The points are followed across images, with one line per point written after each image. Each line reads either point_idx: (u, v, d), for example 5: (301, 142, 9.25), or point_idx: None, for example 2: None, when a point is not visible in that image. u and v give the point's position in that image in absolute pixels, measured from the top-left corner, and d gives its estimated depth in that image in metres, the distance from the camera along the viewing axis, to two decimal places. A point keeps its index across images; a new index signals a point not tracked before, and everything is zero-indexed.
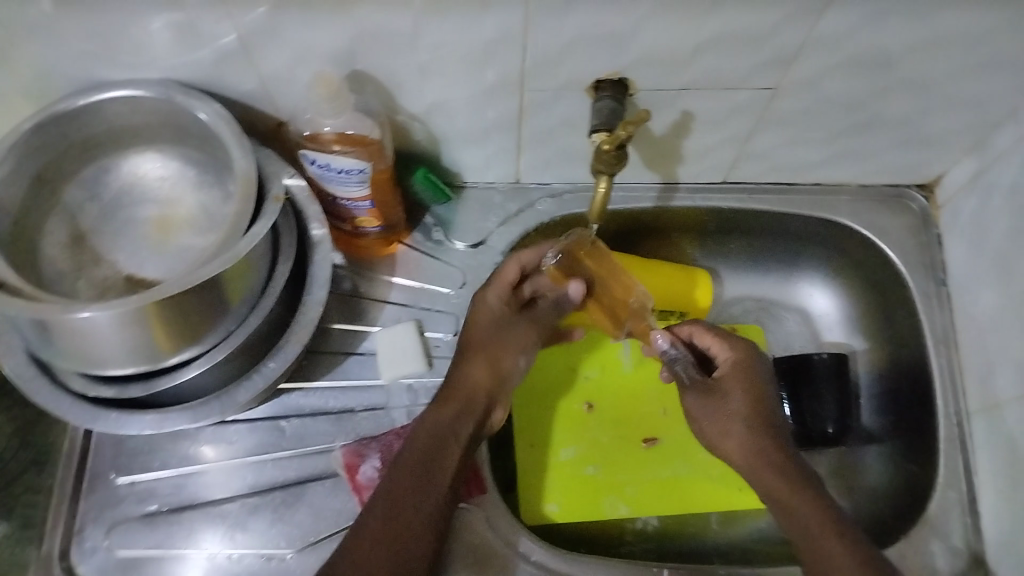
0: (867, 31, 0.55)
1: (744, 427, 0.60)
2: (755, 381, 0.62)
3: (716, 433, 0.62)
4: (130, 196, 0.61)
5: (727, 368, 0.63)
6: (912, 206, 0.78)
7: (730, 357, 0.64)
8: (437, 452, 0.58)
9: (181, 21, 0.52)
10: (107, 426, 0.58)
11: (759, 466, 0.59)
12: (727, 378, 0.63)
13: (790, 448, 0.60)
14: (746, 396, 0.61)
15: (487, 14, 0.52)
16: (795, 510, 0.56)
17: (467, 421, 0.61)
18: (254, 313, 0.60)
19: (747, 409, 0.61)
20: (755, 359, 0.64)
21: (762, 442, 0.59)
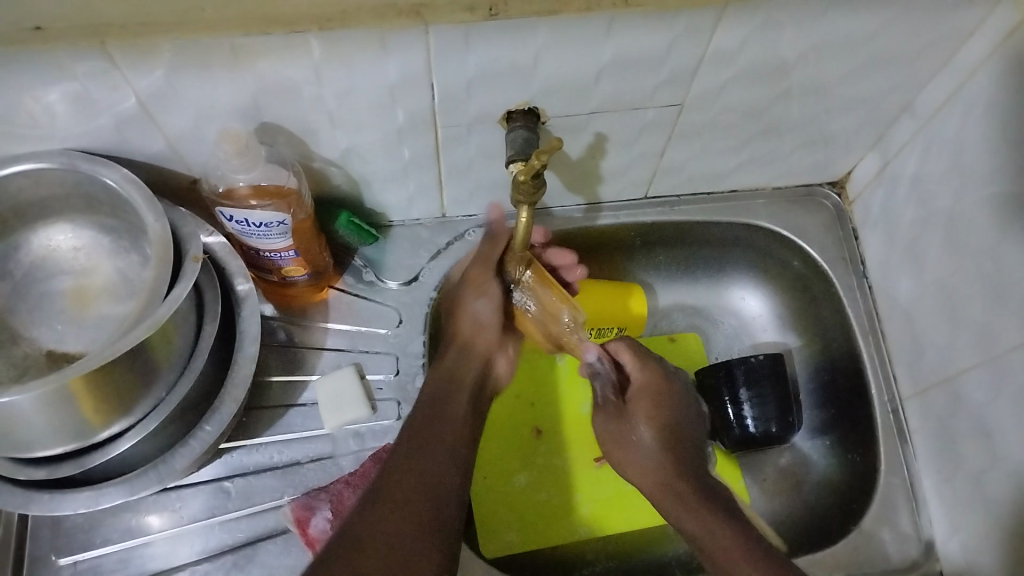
0: (759, 42, 0.57)
1: (652, 453, 0.68)
2: (664, 409, 0.71)
3: (628, 458, 0.69)
4: (44, 268, 0.60)
5: (637, 398, 0.71)
6: (826, 203, 0.80)
7: (642, 385, 0.71)
8: (443, 411, 0.61)
9: (75, 90, 0.51)
10: (40, 509, 0.56)
11: (670, 492, 0.66)
12: (635, 409, 0.70)
13: (694, 468, 0.68)
14: (651, 426, 0.69)
15: (389, 59, 0.52)
16: (705, 525, 0.62)
17: (469, 364, 0.66)
18: (185, 376, 0.58)
19: (653, 438, 0.69)
20: (665, 385, 0.72)
21: (668, 474, 0.66)
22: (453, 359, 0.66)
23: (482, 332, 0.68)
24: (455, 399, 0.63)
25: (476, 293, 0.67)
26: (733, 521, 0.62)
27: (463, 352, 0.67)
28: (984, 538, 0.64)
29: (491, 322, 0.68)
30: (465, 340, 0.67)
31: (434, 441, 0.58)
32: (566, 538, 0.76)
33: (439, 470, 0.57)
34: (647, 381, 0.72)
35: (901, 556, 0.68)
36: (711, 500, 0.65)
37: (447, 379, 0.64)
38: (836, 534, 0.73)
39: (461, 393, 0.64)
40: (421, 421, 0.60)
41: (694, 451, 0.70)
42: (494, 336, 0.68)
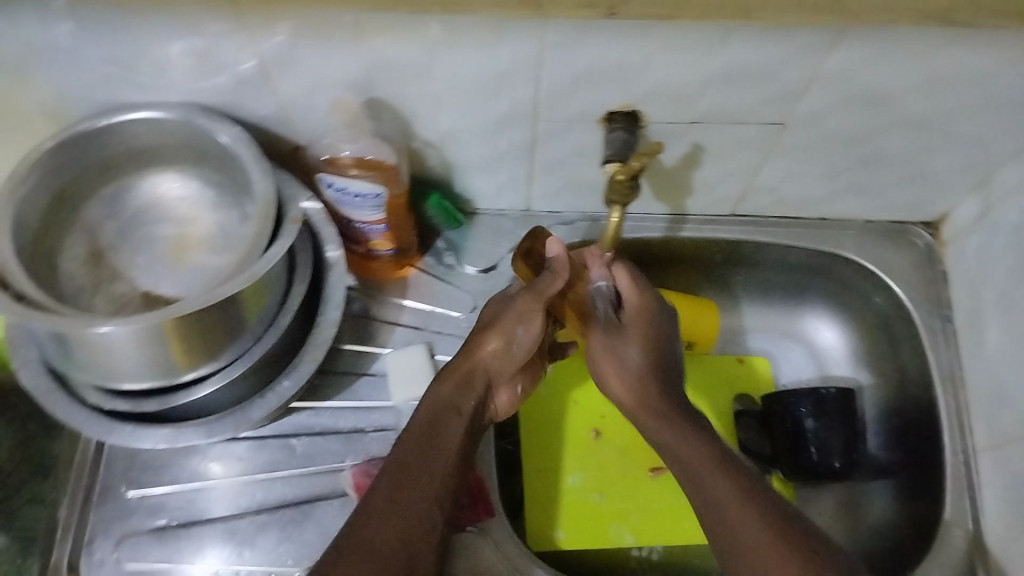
0: (871, 68, 0.56)
1: (639, 369, 0.63)
2: (656, 331, 0.65)
3: (610, 371, 0.64)
4: (150, 213, 0.63)
5: (628, 322, 0.65)
6: (917, 242, 0.78)
7: (637, 309, 0.66)
8: (434, 447, 0.58)
9: (202, 46, 0.54)
10: (122, 439, 0.58)
11: (646, 405, 0.62)
12: (625, 332, 0.65)
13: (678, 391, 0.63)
14: (643, 346, 0.64)
15: (500, 47, 0.53)
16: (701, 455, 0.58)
17: (469, 397, 0.61)
18: (270, 331, 0.61)
19: (641, 358, 0.63)
20: (657, 305, 0.66)
21: (650, 392, 0.62)
22: (454, 387, 0.61)
23: (501, 355, 0.63)
24: (448, 432, 0.59)
25: (507, 320, 0.63)
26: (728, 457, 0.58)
27: (468, 383, 0.62)
28: None
29: (518, 349, 0.63)
30: (475, 367, 0.62)
31: (417, 483, 0.55)
32: (613, 543, 0.75)
33: (421, 515, 0.54)
34: (643, 304, 0.66)
35: None
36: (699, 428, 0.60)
37: (443, 409, 0.60)
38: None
39: (456, 425, 0.60)
40: (412, 455, 0.57)
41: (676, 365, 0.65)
42: (512, 367, 0.64)
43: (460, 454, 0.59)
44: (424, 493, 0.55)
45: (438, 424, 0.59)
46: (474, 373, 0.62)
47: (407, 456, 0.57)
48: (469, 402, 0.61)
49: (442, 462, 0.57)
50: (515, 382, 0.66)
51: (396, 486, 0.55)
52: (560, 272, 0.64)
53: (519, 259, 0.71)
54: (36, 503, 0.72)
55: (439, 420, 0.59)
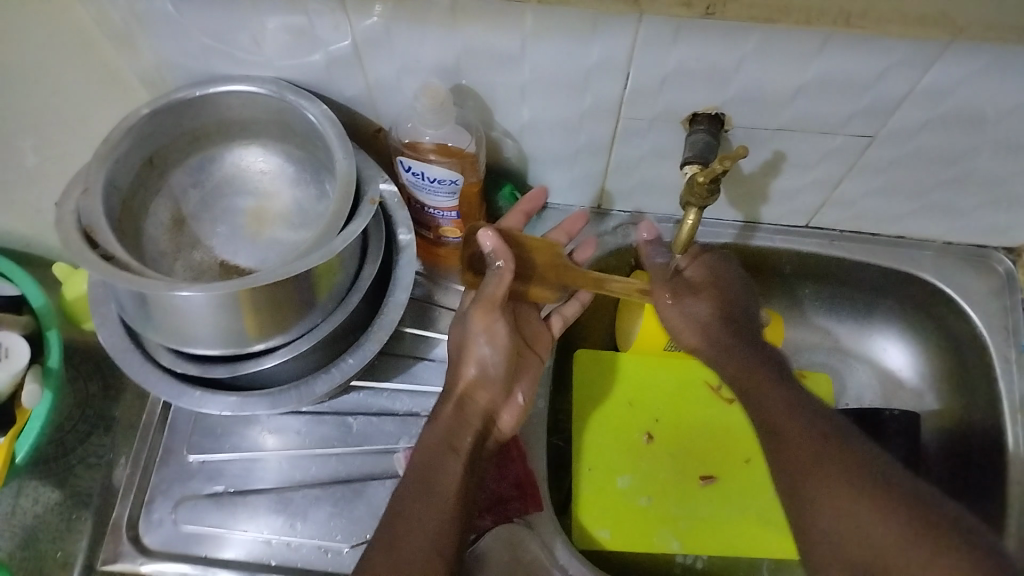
0: (972, 85, 0.54)
1: (716, 325, 0.63)
2: (727, 287, 0.65)
3: (675, 325, 0.66)
4: (232, 185, 0.64)
5: (700, 282, 0.66)
6: (998, 268, 0.76)
7: (712, 272, 0.66)
8: (431, 485, 0.56)
9: (301, 23, 0.54)
10: (190, 403, 0.60)
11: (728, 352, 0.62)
12: (693, 289, 0.65)
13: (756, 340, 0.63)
14: (714, 300, 0.64)
15: (592, 41, 0.53)
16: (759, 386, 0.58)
17: (462, 432, 0.59)
18: (340, 308, 0.61)
19: (710, 313, 0.64)
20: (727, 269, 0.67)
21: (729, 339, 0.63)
22: (440, 424, 0.59)
23: (483, 382, 0.62)
24: (446, 470, 0.57)
25: (472, 338, 0.62)
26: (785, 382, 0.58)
27: (456, 420, 0.60)
28: None
29: (496, 369, 0.62)
30: (467, 403, 0.61)
31: (415, 512, 0.54)
32: (659, 549, 0.75)
33: (423, 546, 0.53)
34: (707, 266, 0.66)
35: None
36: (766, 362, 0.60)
37: (436, 450, 0.58)
38: None
39: (452, 460, 0.57)
40: (409, 499, 0.55)
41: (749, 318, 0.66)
42: (496, 388, 0.62)
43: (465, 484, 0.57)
44: (437, 516, 0.54)
45: (432, 462, 0.57)
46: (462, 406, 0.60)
47: (411, 493, 0.55)
48: (464, 436, 0.59)
49: (443, 492, 0.56)
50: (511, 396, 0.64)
51: (394, 520, 0.54)
52: (504, 267, 0.62)
53: (467, 269, 0.68)
54: (92, 465, 0.80)
55: (433, 460, 0.57)
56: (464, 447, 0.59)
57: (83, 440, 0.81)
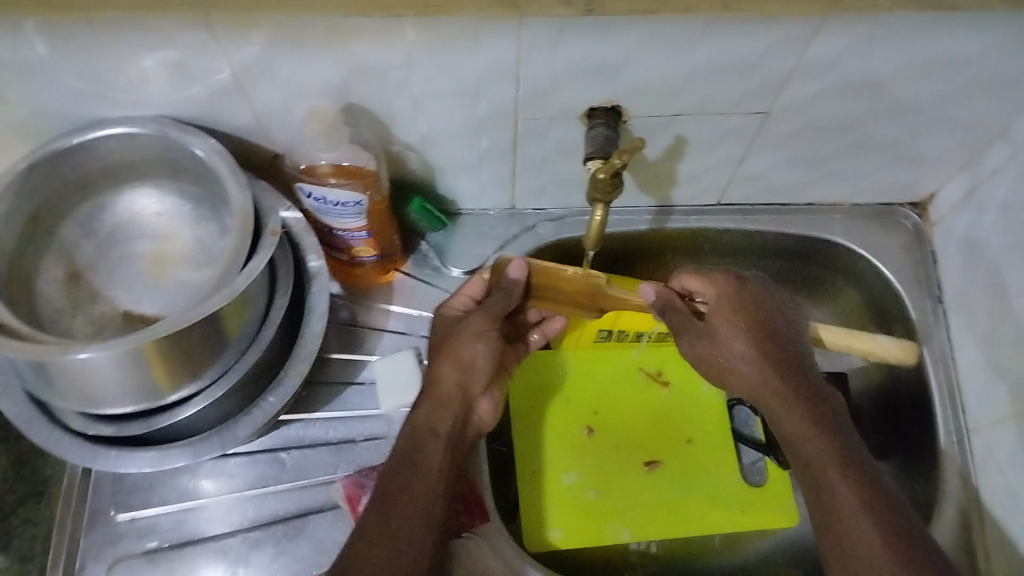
0: (855, 55, 0.55)
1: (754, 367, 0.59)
2: (760, 313, 0.60)
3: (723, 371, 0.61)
4: (127, 231, 0.61)
5: (724, 311, 0.60)
6: (906, 223, 0.78)
7: (717, 300, 0.60)
8: (416, 470, 0.57)
9: (176, 58, 0.52)
10: (107, 464, 0.57)
11: (773, 400, 0.59)
12: (720, 322, 0.60)
13: (800, 370, 0.59)
14: (746, 332, 0.59)
15: (478, 48, 0.52)
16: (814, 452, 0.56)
17: (446, 416, 0.60)
18: (253, 346, 0.60)
19: (754, 350, 0.59)
20: (746, 289, 0.61)
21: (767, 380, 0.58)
22: (428, 407, 0.61)
23: (467, 375, 0.62)
24: (430, 452, 0.58)
25: (462, 336, 0.63)
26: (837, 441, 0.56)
27: (442, 398, 0.61)
28: None
29: (481, 365, 0.63)
30: (445, 389, 0.61)
31: (403, 498, 0.56)
32: (613, 540, 0.75)
33: (405, 530, 0.54)
34: (730, 294, 0.60)
35: None
36: (814, 414, 0.58)
37: (422, 433, 0.59)
38: None
39: (435, 445, 0.59)
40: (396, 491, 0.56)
41: (800, 349, 0.60)
42: (483, 379, 0.63)
43: (447, 469, 0.59)
44: (413, 504, 0.56)
45: (416, 446, 0.58)
46: (451, 392, 0.61)
47: (392, 479, 0.57)
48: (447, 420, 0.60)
49: (425, 483, 0.57)
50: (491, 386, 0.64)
51: (383, 509, 0.55)
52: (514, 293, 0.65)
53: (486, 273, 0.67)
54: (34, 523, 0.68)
55: (415, 444, 0.58)
56: (445, 436, 0.60)
57: (21, 503, 0.69)
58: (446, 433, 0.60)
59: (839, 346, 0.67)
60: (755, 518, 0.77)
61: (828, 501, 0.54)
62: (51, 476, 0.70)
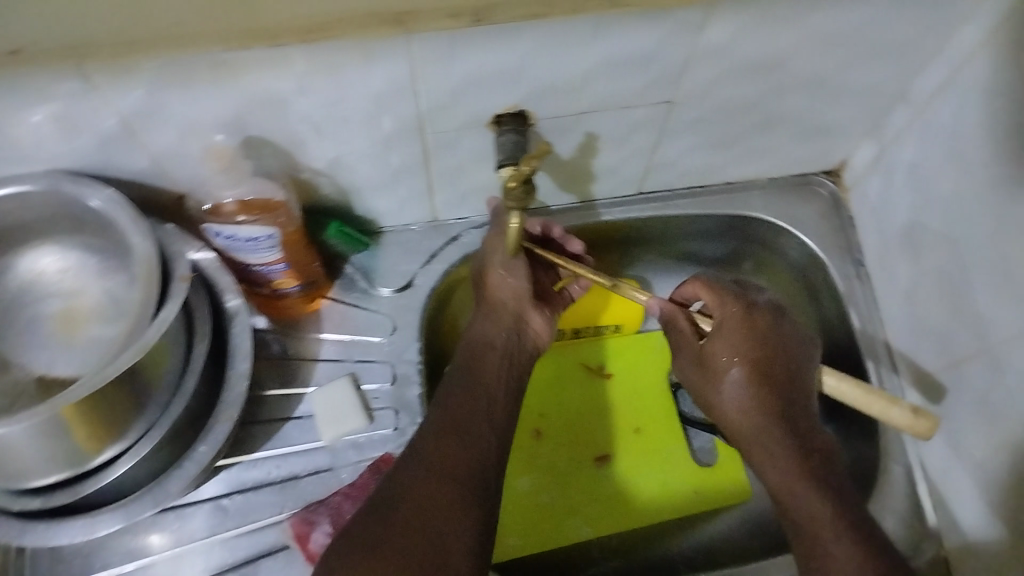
0: (750, 37, 0.56)
1: (746, 400, 0.58)
2: (762, 343, 0.58)
3: (719, 401, 0.60)
4: (31, 293, 0.59)
5: (725, 332, 0.59)
6: (822, 191, 0.80)
7: (722, 322, 0.60)
8: (478, 377, 0.59)
9: (58, 111, 0.49)
10: (37, 538, 0.55)
11: (763, 442, 0.57)
12: (715, 345, 0.59)
13: (798, 405, 0.57)
14: (741, 362, 0.58)
15: (374, 68, 0.51)
16: (796, 496, 0.54)
17: (500, 329, 0.63)
18: (178, 397, 0.58)
19: (747, 382, 0.58)
20: (754, 316, 0.59)
21: (762, 416, 0.57)
22: (479, 325, 0.64)
23: (508, 289, 0.64)
24: (488, 361, 0.61)
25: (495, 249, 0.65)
26: (824, 484, 0.54)
27: (494, 310, 0.64)
28: (988, 525, 0.63)
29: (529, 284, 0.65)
30: (496, 303, 0.64)
31: (464, 405, 0.57)
32: (572, 540, 0.75)
33: (472, 432, 0.56)
34: (735, 317, 0.59)
35: (907, 544, 0.68)
36: (805, 457, 0.55)
37: (478, 346, 0.62)
38: None
39: (493, 356, 0.61)
40: (456, 400, 0.58)
41: (804, 386, 0.58)
42: (524, 291, 0.65)
43: (505, 376, 0.61)
44: (477, 411, 0.57)
45: (477, 356, 0.61)
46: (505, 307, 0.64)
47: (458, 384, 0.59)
48: (502, 333, 0.63)
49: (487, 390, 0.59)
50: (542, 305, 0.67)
51: (446, 413, 0.57)
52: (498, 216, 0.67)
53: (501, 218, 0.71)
54: None
55: (472, 355, 0.61)
56: (500, 346, 0.62)
57: None
58: (502, 344, 0.63)
59: (854, 399, 0.57)
60: (709, 498, 0.78)
61: (817, 547, 0.51)
62: None
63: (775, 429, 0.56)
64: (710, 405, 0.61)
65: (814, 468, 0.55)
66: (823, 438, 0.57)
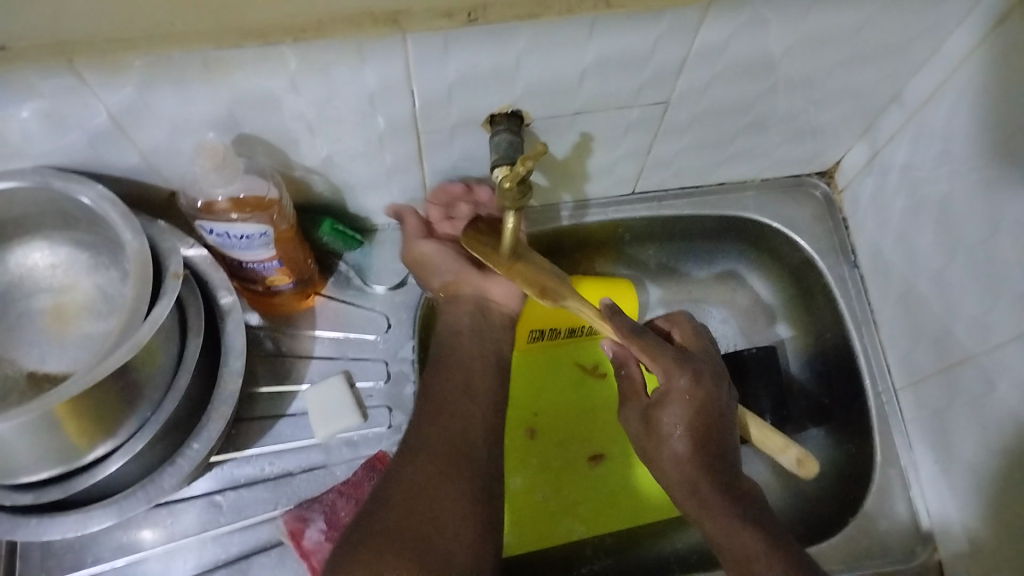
0: (745, 39, 0.56)
1: (686, 462, 0.61)
2: (704, 410, 0.62)
3: (660, 461, 0.63)
4: (22, 288, 0.59)
5: (672, 398, 0.63)
6: (816, 193, 0.80)
7: (669, 390, 0.63)
8: (453, 359, 0.63)
9: (47, 107, 0.49)
10: (28, 534, 0.56)
11: (699, 497, 0.61)
12: (663, 411, 0.63)
13: (729, 470, 0.61)
14: (684, 431, 0.62)
15: (367, 66, 0.51)
16: (729, 533, 0.59)
17: (459, 313, 0.67)
18: (171, 394, 0.58)
19: (687, 451, 0.61)
20: (700, 387, 0.62)
21: (699, 480, 0.61)
22: (447, 315, 0.67)
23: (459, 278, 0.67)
24: (458, 344, 0.65)
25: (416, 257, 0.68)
26: (752, 519, 0.59)
27: (448, 302, 0.68)
28: (979, 526, 0.64)
29: (449, 265, 0.67)
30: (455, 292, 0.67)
31: (453, 400, 0.60)
32: (566, 539, 0.75)
33: (456, 405, 0.60)
34: (681, 386, 0.62)
35: (897, 544, 0.69)
36: (736, 503, 0.60)
37: (448, 338, 0.66)
38: (835, 526, 0.72)
39: (461, 338, 0.65)
40: (446, 397, 0.60)
41: (732, 444, 0.63)
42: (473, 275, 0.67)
43: (482, 351, 0.65)
44: (461, 386, 0.61)
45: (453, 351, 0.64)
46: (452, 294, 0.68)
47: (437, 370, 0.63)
48: (462, 316, 0.67)
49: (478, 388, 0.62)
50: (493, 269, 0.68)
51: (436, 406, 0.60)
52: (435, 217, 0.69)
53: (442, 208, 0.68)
54: None
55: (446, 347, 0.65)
56: (466, 330, 0.66)
57: None
58: (468, 328, 0.66)
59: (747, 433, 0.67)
60: None
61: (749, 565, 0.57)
62: None
63: (708, 489, 0.60)
64: (651, 460, 0.65)
65: (744, 510, 0.60)
66: (749, 483, 0.63)
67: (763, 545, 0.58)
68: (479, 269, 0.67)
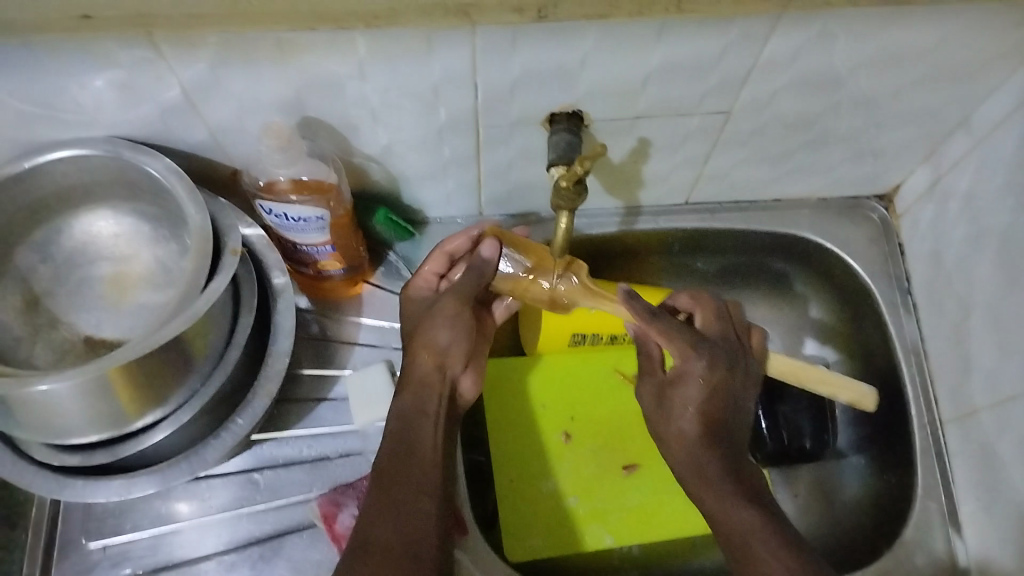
0: (813, 52, 0.55)
1: (693, 442, 0.60)
2: (718, 393, 0.61)
3: (668, 440, 0.62)
4: (84, 255, 0.60)
5: (685, 380, 0.62)
6: (872, 216, 0.78)
7: (687, 372, 0.62)
8: (413, 457, 0.57)
9: (124, 78, 0.51)
10: (73, 494, 0.57)
11: (700, 476, 0.60)
12: (676, 389, 0.62)
13: (733, 455, 0.60)
14: (694, 412, 0.61)
15: (435, 57, 0.52)
16: (726, 513, 0.58)
17: (432, 397, 0.60)
18: (219, 369, 0.59)
19: (695, 431, 0.60)
20: (716, 370, 0.61)
21: (702, 462, 0.60)
22: (416, 386, 0.60)
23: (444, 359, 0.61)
24: (422, 433, 0.58)
25: (437, 323, 0.61)
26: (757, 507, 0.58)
27: (423, 381, 0.60)
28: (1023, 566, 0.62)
29: (456, 347, 0.62)
30: (423, 375, 0.60)
31: (402, 479, 0.55)
32: (594, 547, 0.75)
33: (412, 511, 0.54)
34: (697, 369, 0.61)
35: None
36: (740, 484, 0.59)
37: (409, 413, 0.59)
38: (871, 556, 0.71)
39: (427, 424, 0.58)
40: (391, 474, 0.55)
41: (741, 429, 0.62)
42: (458, 361, 0.62)
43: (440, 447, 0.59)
44: (418, 488, 0.55)
45: (409, 425, 0.58)
46: (430, 374, 0.60)
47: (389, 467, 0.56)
48: (435, 401, 0.60)
49: (428, 465, 0.57)
50: (468, 360, 0.64)
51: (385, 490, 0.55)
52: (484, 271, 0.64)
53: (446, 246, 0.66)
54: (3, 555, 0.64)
55: (405, 424, 0.58)
56: (434, 412, 0.59)
57: None
58: (436, 408, 0.60)
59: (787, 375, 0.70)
60: None
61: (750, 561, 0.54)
62: (21, 504, 0.65)
63: (714, 471, 0.59)
64: (659, 436, 0.64)
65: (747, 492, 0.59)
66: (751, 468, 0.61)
67: (758, 521, 0.56)
68: (461, 359, 0.62)
